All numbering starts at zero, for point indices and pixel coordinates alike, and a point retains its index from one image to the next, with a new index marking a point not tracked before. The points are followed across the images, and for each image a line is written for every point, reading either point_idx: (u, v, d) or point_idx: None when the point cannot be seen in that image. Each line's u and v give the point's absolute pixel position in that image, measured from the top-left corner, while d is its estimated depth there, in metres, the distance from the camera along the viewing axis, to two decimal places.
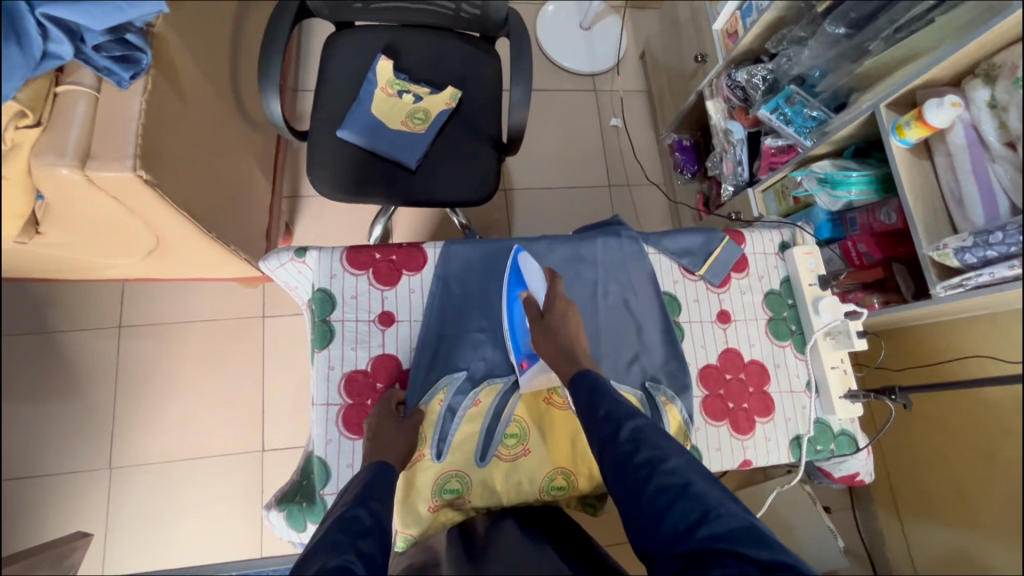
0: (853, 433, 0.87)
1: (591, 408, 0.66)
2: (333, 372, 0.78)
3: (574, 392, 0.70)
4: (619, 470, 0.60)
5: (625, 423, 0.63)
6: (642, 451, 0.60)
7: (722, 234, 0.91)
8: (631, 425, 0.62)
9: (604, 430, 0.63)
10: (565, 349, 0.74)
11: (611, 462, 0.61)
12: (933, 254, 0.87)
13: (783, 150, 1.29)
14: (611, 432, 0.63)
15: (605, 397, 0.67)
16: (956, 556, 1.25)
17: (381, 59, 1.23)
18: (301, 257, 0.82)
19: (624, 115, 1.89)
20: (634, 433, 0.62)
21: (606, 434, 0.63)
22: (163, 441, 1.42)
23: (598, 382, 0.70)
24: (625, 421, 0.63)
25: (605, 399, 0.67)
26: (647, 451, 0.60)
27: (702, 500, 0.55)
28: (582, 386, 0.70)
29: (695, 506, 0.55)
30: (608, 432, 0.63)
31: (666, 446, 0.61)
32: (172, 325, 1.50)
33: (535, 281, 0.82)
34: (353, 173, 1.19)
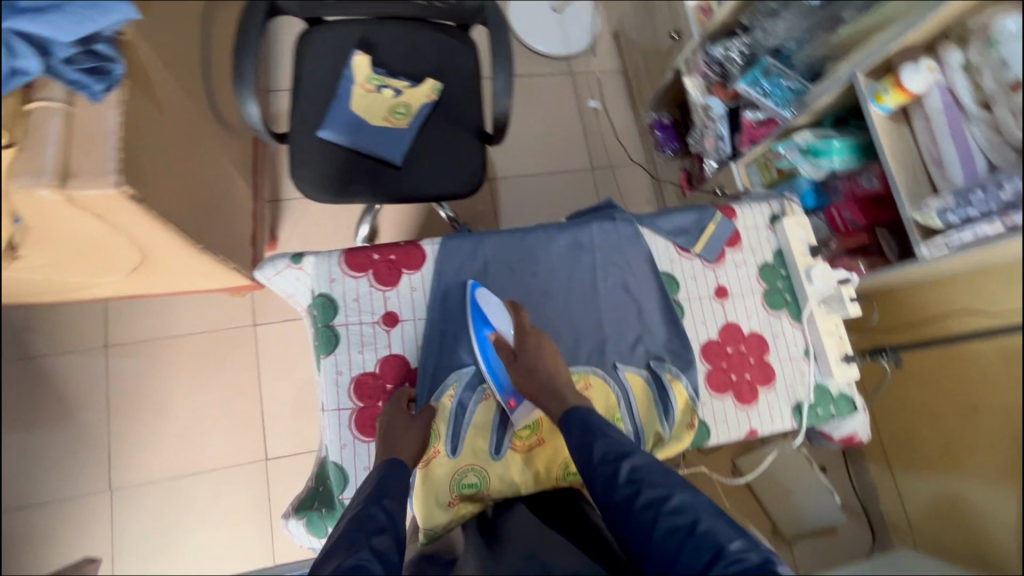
0: (851, 395, 0.90)
1: (586, 454, 0.65)
2: (342, 377, 0.77)
3: (566, 431, 0.69)
4: (624, 519, 0.57)
5: (622, 465, 0.61)
6: (641, 494, 0.57)
7: (713, 211, 0.93)
8: (627, 466, 0.60)
9: (601, 477, 0.61)
10: (549, 385, 0.74)
11: (617, 514, 0.58)
12: (917, 216, 0.90)
13: (763, 123, 1.29)
14: (609, 477, 0.61)
15: (598, 435, 0.65)
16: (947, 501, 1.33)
17: (356, 55, 1.20)
18: (297, 263, 0.81)
19: (602, 96, 1.89)
20: (632, 473, 0.60)
21: (604, 478, 0.61)
22: (163, 459, 1.40)
23: (589, 421, 0.69)
24: (620, 462, 0.61)
25: (598, 440, 0.65)
26: (647, 492, 0.57)
27: (713, 539, 0.51)
28: (576, 431, 0.68)
29: (705, 544, 0.51)
30: (604, 479, 0.61)
31: (667, 481, 0.58)
32: (160, 340, 1.47)
33: (500, 319, 0.80)
34: (338, 173, 1.17)
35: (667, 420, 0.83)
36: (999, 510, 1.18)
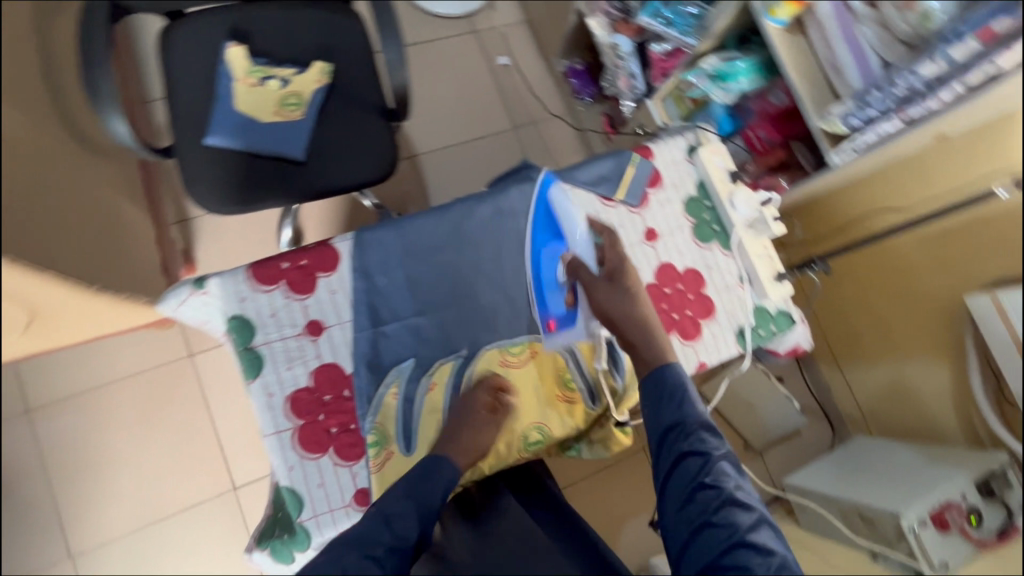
0: (787, 310, 0.92)
1: (674, 421, 0.60)
2: (274, 399, 0.72)
3: (651, 387, 0.63)
4: (689, 510, 0.56)
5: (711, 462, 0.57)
6: (723, 504, 0.55)
7: (630, 153, 0.91)
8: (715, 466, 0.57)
9: (680, 459, 0.58)
10: (639, 319, 0.68)
11: (683, 502, 0.57)
12: (822, 124, 0.92)
13: (671, 54, 1.27)
14: (687, 466, 0.58)
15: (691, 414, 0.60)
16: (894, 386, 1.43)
17: (229, 47, 1.10)
18: (201, 288, 0.74)
19: (511, 51, 1.82)
20: (718, 477, 0.57)
21: (687, 466, 0.58)
22: (121, 512, 1.32)
23: (682, 391, 0.62)
24: (712, 459, 0.57)
25: (691, 418, 0.60)
26: (729, 504, 0.55)
27: None
28: (662, 391, 0.62)
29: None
30: (682, 457, 0.58)
31: (752, 499, 0.57)
32: (89, 392, 1.36)
33: (575, 235, 0.78)
34: (238, 179, 1.07)
35: (617, 371, 0.82)
36: (933, 384, 1.31)
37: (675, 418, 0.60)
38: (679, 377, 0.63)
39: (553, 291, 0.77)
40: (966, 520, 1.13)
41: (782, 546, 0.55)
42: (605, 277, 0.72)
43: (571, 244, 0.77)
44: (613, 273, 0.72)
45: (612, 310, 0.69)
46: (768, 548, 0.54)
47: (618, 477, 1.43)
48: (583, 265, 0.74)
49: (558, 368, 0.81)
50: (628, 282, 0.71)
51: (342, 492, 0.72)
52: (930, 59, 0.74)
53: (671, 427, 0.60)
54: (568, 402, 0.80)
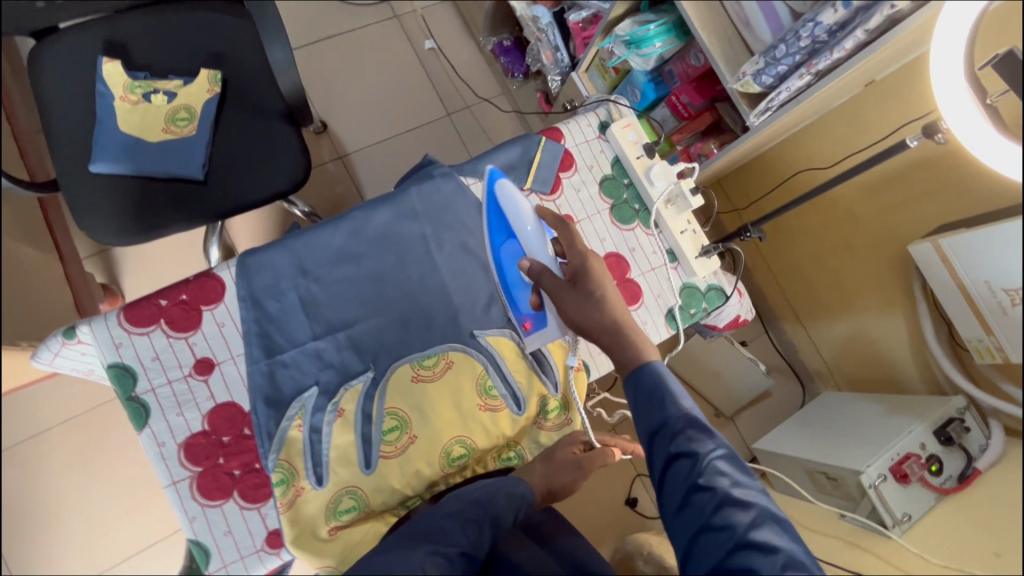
0: (719, 284, 0.89)
1: (659, 422, 0.57)
2: (166, 448, 0.67)
3: (637, 386, 0.60)
4: (688, 515, 0.53)
5: (702, 459, 0.54)
6: (720, 506, 0.52)
7: (537, 136, 0.85)
8: (708, 463, 0.54)
9: (671, 461, 0.55)
10: (615, 327, 0.64)
11: (681, 507, 0.54)
12: (737, 86, 0.85)
13: (590, 21, 1.21)
14: (680, 467, 0.55)
15: (677, 413, 0.57)
16: (856, 339, 1.40)
17: (104, 63, 1.01)
18: (73, 337, 0.68)
19: (436, 33, 1.73)
20: (710, 476, 0.53)
21: (676, 468, 0.55)
22: (74, 565, 1.26)
23: (667, 385, 0.59)
24: (702, 457, 0.54)
25: (675, 418, 0.57)
26: (726, 505, 0.52)
27: None
28: (643, 394, 0.59)
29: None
30: (672, 458, 0.55)
31: (751, 496, 0.53)
32: (20, 444, 1.28)
33: (527, 232, 0.73)
34: (134, 208, 1.00)
35: (545, 370, 0.79)
36: (892, 336, 1.29)
37: (660, 421, 0.57)
38: (656, 377, 0.60)
39: (521, 291, 0.76)
40: (926, 469, 1.09)
41: (789, 541, 0.51)
42: (570, 284, 0.68)
43: (525, 244, 0.73)
44: (576, 278, 0.68)
45: (584, 322, 0.66)
46: (774, 547, 0.50)
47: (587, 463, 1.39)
48: (546, 272, 0.70)
49: (476, 376, 0.76)
50: (595, 290, 0.66)
51: (252, 536, 0.68)
52: (833, 6, 0.70)
53: (657, 428, 0.57)
54: (491, 411, 0.76)
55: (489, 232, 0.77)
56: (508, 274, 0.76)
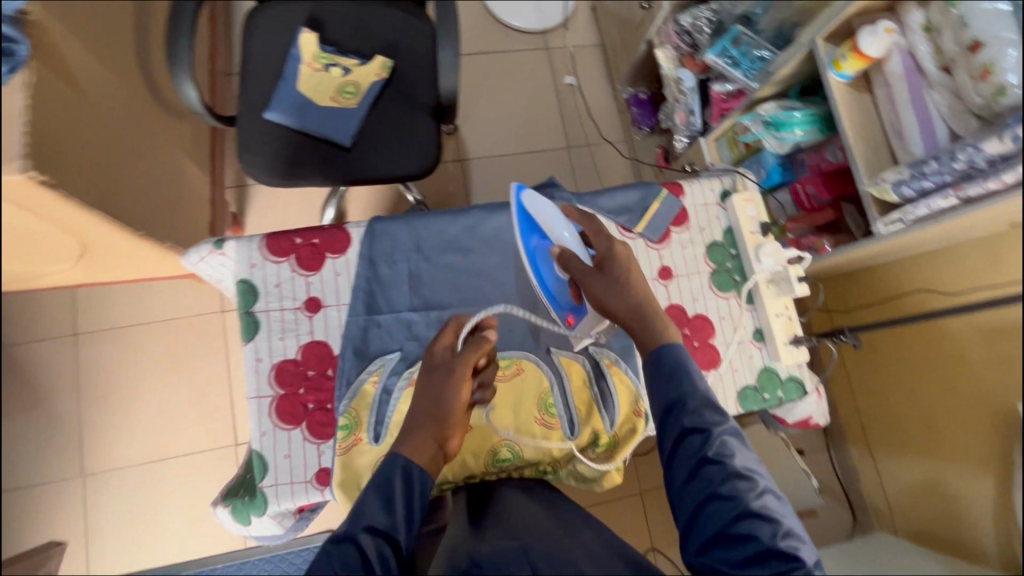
0: (800, 378, 0.86)
1: (674, 399, 0.58)
2: (262, 364, 0.75)
3: (656, 365, 0.61)
4: (696, 484, 0.54)
5: (713, 433, 0.55)
6: (726, 475, 0.53)
7: (658, 187, 0.89)
8: (718, 437, 0.55)
9: (685, 435, 0.56)
10: (636, 307, 0.65)
11: (690, 477, 0.54)
12: (873, 189, 0.86)
13: (733, 95, 1.25)
14: (692, 440, 0.55)
15: (692, 389, 0.58)
16: (929, 487, 1.28)
17: (303, 32, 1.16)
18: (219, 248, 0.78)
19: (578, 72, 1.83)
20: (720, 448, 0.55)
21: (688, 441, 0.55)
22: (133, 445, 1.43)
23: (680, 360, 0.61)
24: (713, 430, 0.55)
25: (690, 395, 0.57)
26: (732, 476, 0.53)
27: (792, 555, 0.49)
28: (661, 368, 0.60)
29: (779, 555, 0.49)
30: (687, 432, 0.56)
31: (754, 468, 0.54)
32: (130, 327, 1.48)
33: (556, 223, 0.71)
34: (286, 157, 1.14)
35: (607, 408, 0.79)
36: (973, 497, 1.16)
37: (675, 395, 0.58)
38: (676, 355, 0.61)
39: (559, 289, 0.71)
40: None
41: (790, 517, 0.53)
42: (597, 269, 0.69)
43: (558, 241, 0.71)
44: (604, 262, 0.69)
45: (617, 305, 0.66)
46: (776, 520, 0.51)
47: (607, 516, 1.35)
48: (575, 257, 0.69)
49: (540, 391, 0.79)
50: (622, 269, 0.68)
51: (306, 467, 0.74)
52: (999, 137, 0.68)
53: (672, 404, 0.58)
54: (545, 427, 0.78)
55: (520, 232, 0.66)
56: (545, 275, 0.68)
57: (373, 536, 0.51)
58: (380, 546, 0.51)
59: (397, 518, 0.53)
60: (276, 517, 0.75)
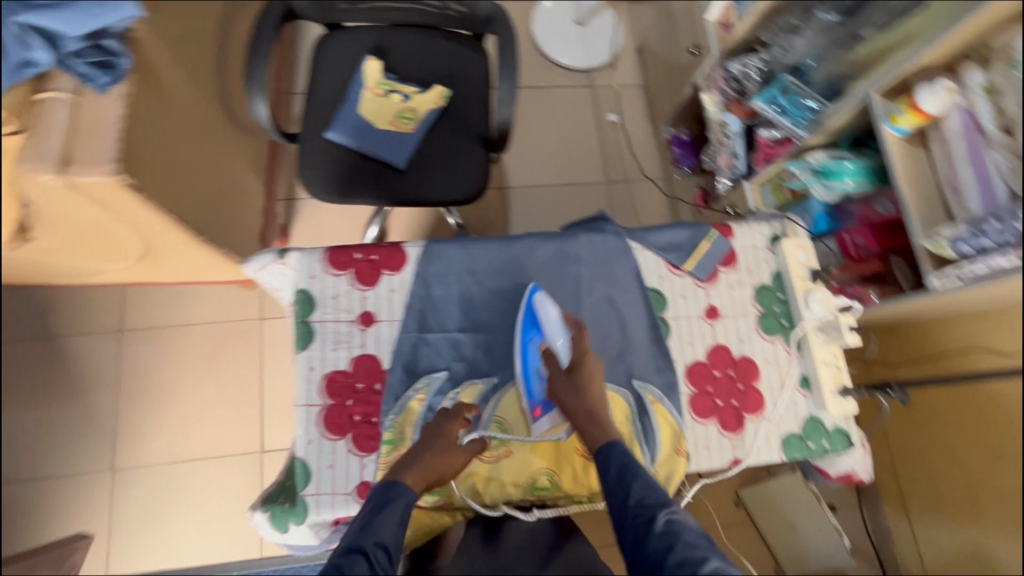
0: (847, 430, 0.84)
1: (620, 492, 0.58)
2: (314, 373, 0.77)
3: (603, 465, 0.62)
4: (651, 570, 0.52)
5: (659, 513, 0.55)
6: (675, 551, 0.51)
7: (709, 228, 0.89)
8: (665, 515, 0.54)
9: (634, 522, 0.55)
10: (591, 411, 0.68)
11: (643, 565, 0.52)
12: (928, 244, 0.85)
13: (778, 142, 1.26)
14: (642, 525, 0.55)
15: (639, 479, 0.59)
16: (967, 557, 1.20)
17: (369, 60, 1.23)
18: (282, 258, 0.81)
19: (621, 110, 1.87)
20: (667, 527, 0.53)
21: (635, 527, 0.55)
22: (164, 443, 1.45)
23: (629, 456, 0.62)
24: (659, 510, 0.55)
25: (636, 480, 0.58)
26: (681, 551, 0.51)
27: None
28: (608, 467, 0.62)
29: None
30: (635, 519, 0.55)
31: (706, 546, 0.52)
32: (172, 328, 1.53)
33: (553, 328, 0.75)
34: (342, 174, 1.19)
35: (649, 444, 0.79)
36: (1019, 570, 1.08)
37: (621, 489, 0.59)
38: (622, 453, 0.62)
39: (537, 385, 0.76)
40: None
41: None
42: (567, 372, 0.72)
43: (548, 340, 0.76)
44: (574, 364, 0.72)
45: (572, 407, 0.69)
46: None
47: None
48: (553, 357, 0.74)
49: None
50: (587, 377, 0.71)
51: (348, 479, 0.74)
52: None
53: (620, 495, 0.58)
54: (586, 457, 0.78)
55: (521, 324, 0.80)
56: (528, 364, 0.77)
57: (381, 551, 0.53)
58: (385, 565, 0.53)
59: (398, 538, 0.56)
60: (312, 527, 0.75)
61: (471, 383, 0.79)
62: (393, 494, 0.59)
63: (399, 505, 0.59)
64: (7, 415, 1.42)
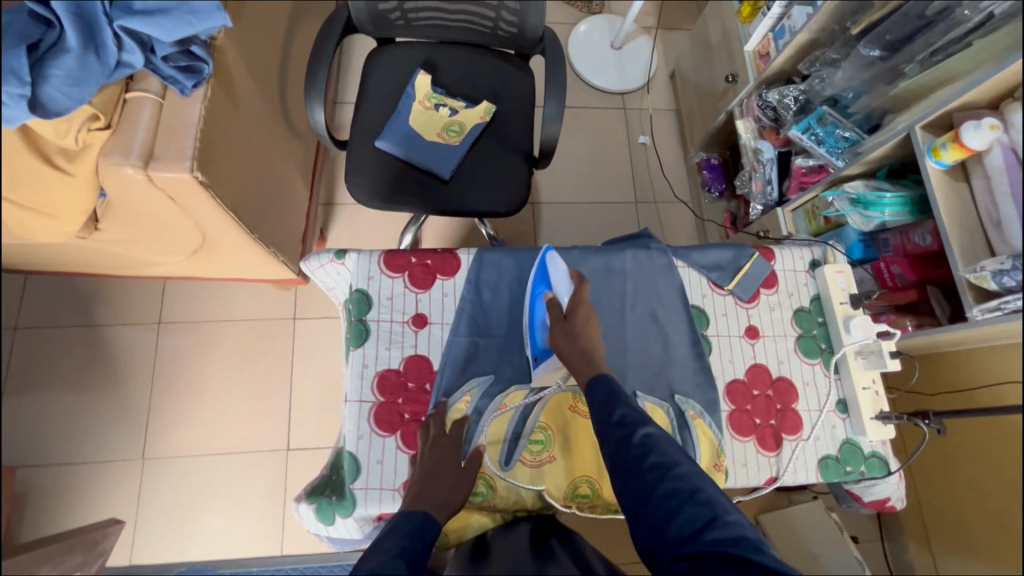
0: (884, 456, 0.85)
1: (605, 408, 0.68)
2: (367, 370, 0.80)
3: (592, 392, 0.71)
4: (629, 473, 0.62)
5: (637, 429, 0.64)
6: (652, 456, 0.62)
7: (751, 250, 0.91)
8: (642, 431, 0.64)
9: (616, 435, 0.65)
10: (586, 354, 0.74)
11: (622, 466, 0.63)
12: (970, 276, 0.86)
13: (814, 170, 1.30)
14: (622, 437, 0.64)
15: (619, 402, 0.68)
16: None
17: (419, 74, 1.27)
18: (341, 258, 0.85)
19: (653, 132, 1.91)
20: (645, 440, 0.64)
21: (617, 438, 0.64)
22: (193, 435, 1.48)
23: (615, 388, 0.70)
24: (637, 427, 0.65)
25: (620, 403, 0.68)
26: (656, 456, 0.62)
27: (710, 509, 0.57)
28: (596, 393, 0.71)
29: (703, 511, 0.57)
30: (618, 433, 0.65)
31: (676, 455, 0.62)
32: (207, 322, 1.57)
33: (562, 284, 0.81)
34: (390, 182, 1.23)
35: (688, 457, 0.80)
36: None
37: (606, 405, 0.69)
38: (608, 384, 0.71)
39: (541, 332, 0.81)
40: None
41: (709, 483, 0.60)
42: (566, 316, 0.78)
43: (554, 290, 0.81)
44: (573, 311, 0.78)
45: (567, 350, 0.75)
46: (695, 486, 0.59)
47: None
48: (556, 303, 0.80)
49: None
50: (581, 323, 0.77)
51: (395, 476, 0.77)
52: None
53: (604, 412, 0.68)
54: None
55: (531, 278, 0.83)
56: (534, 314, 0.81)
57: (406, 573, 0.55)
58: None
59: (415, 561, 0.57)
60: (359, 521, 0.77)
61: (515, 389, 0.81)
62: (426, 529, 0.63)
63: (429, 540, 0.62)
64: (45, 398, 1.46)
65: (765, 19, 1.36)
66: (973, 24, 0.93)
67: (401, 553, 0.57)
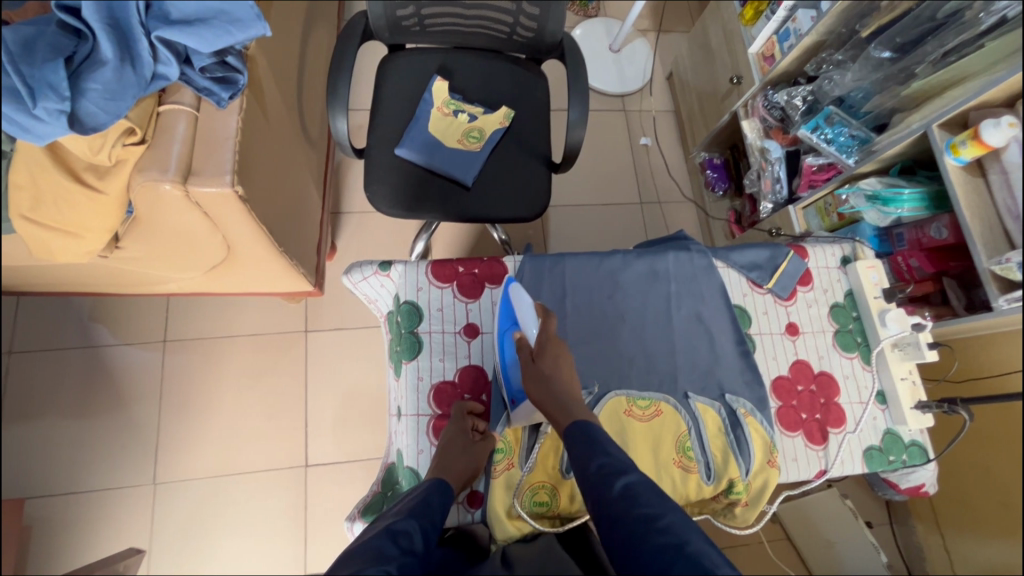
0: (923, 444, 0.88)
1: (584, 460, 0.64)
2: (422, 383, 0.82)
3: (569, 443, 0.67)
4: (614, 529, 0.57)
5: (616, 482, 0.60)
6: (638, 508, 0.57)
7: (787, 248, 0.93)
8: (622, 484, 0.60)
9: (595, 488, 0.60)
10: (557, 397, 0.71)
11: (609, 519, 0.58)
12: (995, 268, 0.90)
13: (824, 169, 1.34)
14: (609, 487, 0.59)
15: (597, 452, 0.64)
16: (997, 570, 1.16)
17: (436, 80, 1.26)
18: (385, 270, 0.84)
19: (654, 134, 1.94)
20: (626, 490, 0.59)
21: (595, 489, 0.60)
22: (206, 457, 1.43)
23: (592, 433, 0.67)
24: (618, 479, 0.60)
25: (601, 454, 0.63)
26: (640, 509, 0.57)
27: (700, 561, 0.51)
28: (581, 437, 0.67)
29: (692, 566, 0.50)
30: (601, 483, 0.60)
31: (658, 506, 0.57)
32: (215, 339, 1.52)
33: (526, 317, 0.78)
34: (413, 191, 1.21)
35: (745, 456, 0.81)
36: None
37: (591, 455, 0.64)
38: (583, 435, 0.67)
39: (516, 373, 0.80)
40: None
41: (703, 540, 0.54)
42: (532, 359, 0.76)
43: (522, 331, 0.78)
44: (541, 352, 0.76)
45: (541, 396, 0.72)
46: (684, 540, 0.53)
47: None
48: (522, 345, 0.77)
49: (678, 434, 0.81)
50: (549, 365, 0.74)
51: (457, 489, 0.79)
52: None
53: (588, 467, 0.62)
54: (683, 469, 0.79)
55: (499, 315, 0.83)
56: (505, 355, 0.80)
57: (416, 533, 0.59)
58: (415, 541, 0.58)
59: (426, 525, 0.61)
60: None
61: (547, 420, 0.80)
62: (436, 488, 0.68)
63: (442, 498, 0.67)
64: (46, 425, 1.39)
65: (769, 22, 1.38)
66: (987, 25, 0.97)
67: (412, 511, 0.63)
